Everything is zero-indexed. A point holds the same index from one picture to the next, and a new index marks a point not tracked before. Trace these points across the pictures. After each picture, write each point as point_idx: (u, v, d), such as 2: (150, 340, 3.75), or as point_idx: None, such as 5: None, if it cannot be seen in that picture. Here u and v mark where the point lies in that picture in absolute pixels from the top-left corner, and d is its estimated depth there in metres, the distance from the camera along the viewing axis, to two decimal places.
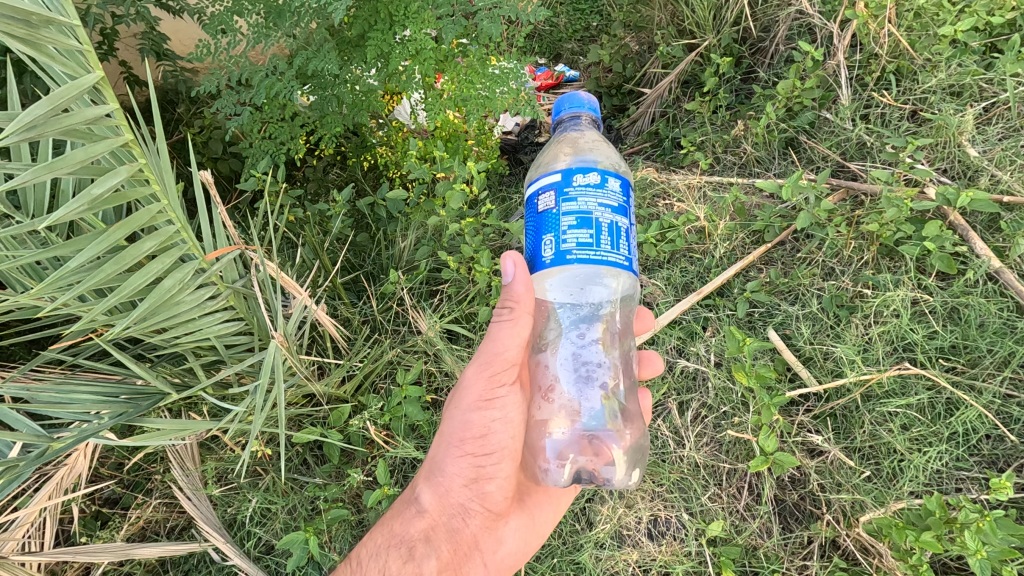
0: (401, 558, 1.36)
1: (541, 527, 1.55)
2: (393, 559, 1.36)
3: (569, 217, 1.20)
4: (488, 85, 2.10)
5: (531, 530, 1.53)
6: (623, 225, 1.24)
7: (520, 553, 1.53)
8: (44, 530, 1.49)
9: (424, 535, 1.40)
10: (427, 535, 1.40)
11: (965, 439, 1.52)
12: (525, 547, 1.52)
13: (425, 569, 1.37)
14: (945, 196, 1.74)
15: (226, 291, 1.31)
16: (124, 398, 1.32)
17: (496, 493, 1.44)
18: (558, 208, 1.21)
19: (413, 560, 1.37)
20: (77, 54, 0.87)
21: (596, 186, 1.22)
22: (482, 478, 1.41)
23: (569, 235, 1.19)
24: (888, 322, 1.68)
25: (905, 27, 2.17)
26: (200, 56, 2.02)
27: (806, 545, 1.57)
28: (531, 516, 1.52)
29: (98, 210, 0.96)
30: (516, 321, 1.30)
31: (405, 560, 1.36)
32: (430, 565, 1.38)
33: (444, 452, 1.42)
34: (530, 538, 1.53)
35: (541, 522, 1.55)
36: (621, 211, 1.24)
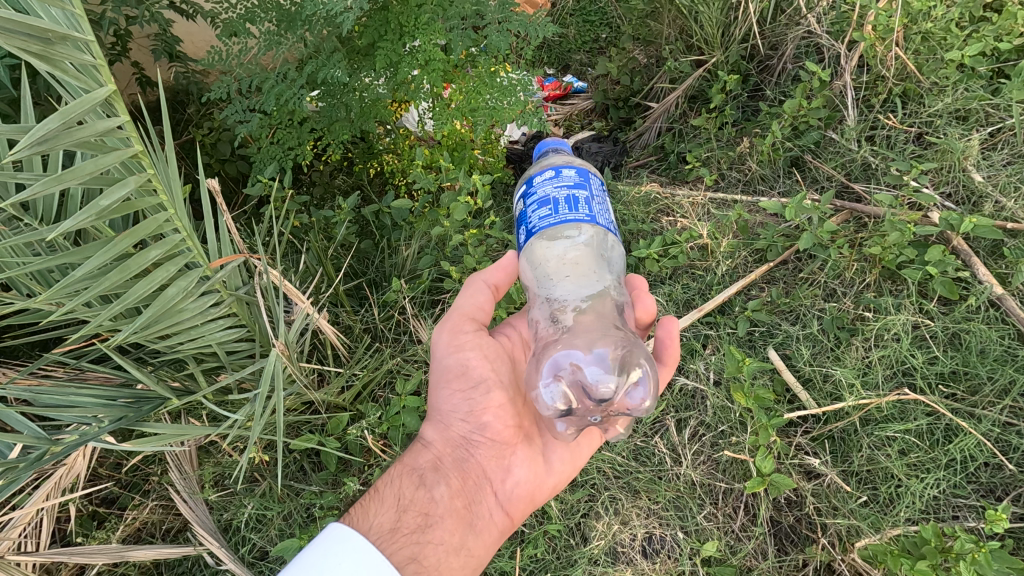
0: (413, 484, 1.38)
1: (554, 461, 1.46)
2: (404, 485, 1.38)
3: (532, 202, 1.36)
4: (496, 96, 2.10)
5: (543, 464, 1.44)
6: (583, 192, 1.33)
7: (536, 485, 1.44)
8: (41, 530, 1.50)
9: (432, 464, 1.40)
10: (435, 464, 1.40)
11: (963, 467, 1.51)
12: (537, 476, 1.44)
13: (434, 495, 1.36)
14: (948, 222, 1.74)
15: (230, 296, 1.31)
16: (123, 401, 1.33)
17: (495, 421, 1.41)
18: (526, 203, 1.37)
19: (424, 486, 1.37)
20: (92, 69, 0.89)
21: (552, 175, 1.34)
22: (478, 404, 1.40)
23: (534, 215, 1.34)
24: (888, 346, 1.67)
25: (913, 50, 2.19)
26: (211, 62, 2.05)
27: (801, 568, 1.55)
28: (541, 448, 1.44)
29: (106, 220, 0.97)
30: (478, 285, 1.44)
31: (415, 487, 1.37)
32: (440, 491, 1.37)
33: (439, 393, 1.45)
34: (543, 473, 1.44)
35: (556, 463, 1.46)
36: (579, 186, 1.33)
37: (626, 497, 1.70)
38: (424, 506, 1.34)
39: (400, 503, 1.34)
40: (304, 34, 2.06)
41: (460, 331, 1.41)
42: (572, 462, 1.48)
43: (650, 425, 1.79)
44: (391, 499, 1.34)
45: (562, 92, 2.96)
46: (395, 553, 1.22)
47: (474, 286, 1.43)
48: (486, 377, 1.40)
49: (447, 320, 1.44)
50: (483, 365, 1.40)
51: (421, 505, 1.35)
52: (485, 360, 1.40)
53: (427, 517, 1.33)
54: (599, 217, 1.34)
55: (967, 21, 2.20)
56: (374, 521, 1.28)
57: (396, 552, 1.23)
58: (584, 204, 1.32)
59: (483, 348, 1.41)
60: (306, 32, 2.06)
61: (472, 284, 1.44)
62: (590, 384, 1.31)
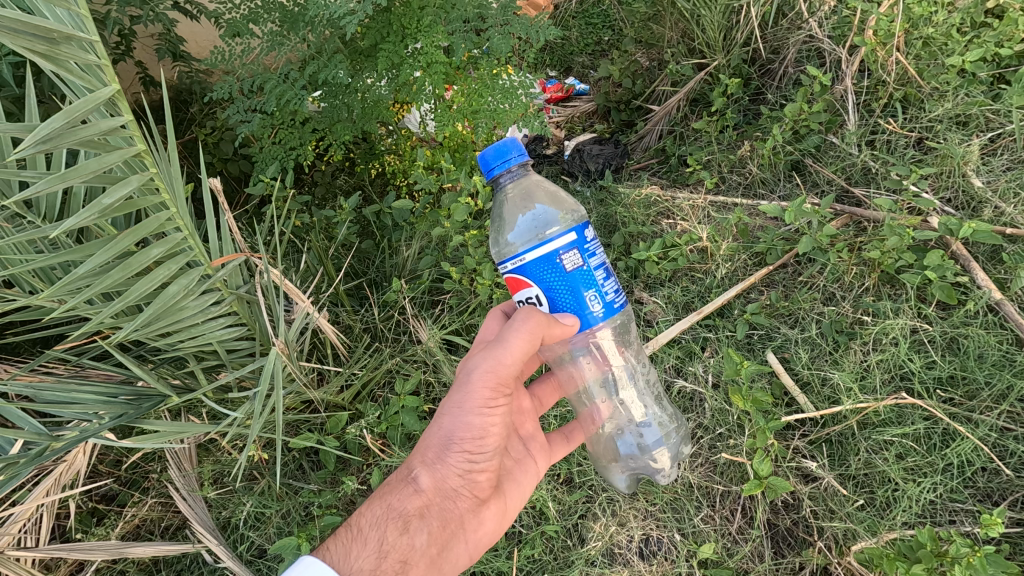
0: (397, 529, 1.29)
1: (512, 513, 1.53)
2: (388, 529, 1.29)
3: (600, 269, 1.30)
4: (498, 98, 2.11)
5: (506, 516, 1.50)
6: None
7: (495, 535, 1.49)
8: (41, 525, 1.51)
9: (418, 511, 1.33)
10: (422, 511, 1.34)
11: (961, 471, 1.51)
12: (499, 528, 1.49)
13: (415, 542, 1.30)
14: (947, 226, 1.74)
15: (231, 296, 1.32)
16: (124, 399, 1.33)
17: (483, 480, 1.40)
18: (589, 264, 1.28)
19: (407, 533, 1.30)
20: (96, 69, 0.90)
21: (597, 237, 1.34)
22: (479, 464, 1.37)
23: (607, 285, 1.32)
24: (886, 350, 1.68)
25: (914, 55, 2.20)
26: (214, 62, 2.06)
27: (798, 571, 1.55)
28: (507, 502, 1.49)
29: (108, 218, 0.98)
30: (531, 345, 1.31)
31: (399, 533, 1.29)
32: (421, 539, 1.31)
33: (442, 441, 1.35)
34: (500, 525, 1.50)
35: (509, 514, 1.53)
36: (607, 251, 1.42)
37: (624, 498, 1.71)
38: (405, 553, 1.27)
39: (382, 547, 1.26)
40: (307, 35, 2.07)
41: (499, 395, 1.34)
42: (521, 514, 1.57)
43: None
44: (373, 541, 1.26)
45: (563, 94, 2.97)
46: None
47: (532, 340, 1.29)
48: (497, 441, 1.38)
49: (489, 372, 1.31)
50: (498, 432, 1.38)
51: (402, 551, 1.27)
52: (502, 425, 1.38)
53: (406, 563, 1.26)
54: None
55: (969, 27, 2.20)
56: (356, 566, 1.20)
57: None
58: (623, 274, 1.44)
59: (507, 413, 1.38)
60: (309, 33, 2.07)
61: (529, 338, 1.28)
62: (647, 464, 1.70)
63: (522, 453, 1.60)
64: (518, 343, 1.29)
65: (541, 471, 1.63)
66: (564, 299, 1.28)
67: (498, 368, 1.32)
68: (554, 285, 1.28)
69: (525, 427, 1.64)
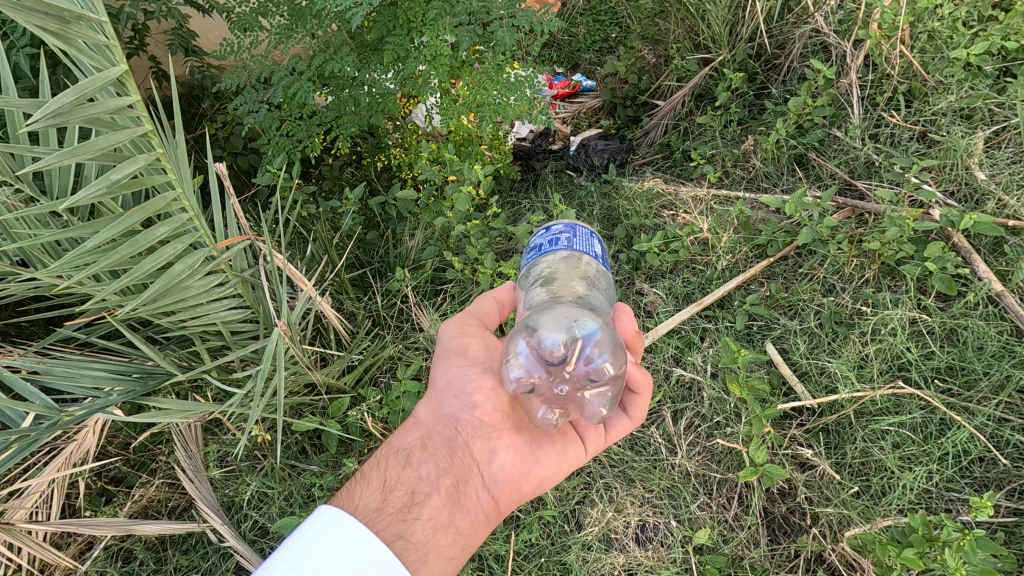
0: (400, 464, 1.38)
1: (544, 448, 1.42)
2: (391, 467, 1.39)
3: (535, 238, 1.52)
4: (502, 91, 2.14)
5: (530, 451, 1.40)
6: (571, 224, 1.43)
7: (522, 471, 1.40)
8: (52, 502, 1.57)
9: (419, 444, 1.41)
10: (423, 443, 1.41)
11: (957, 461, 1.52)
12: (524, 463, 1.39)
13: (422, 474, 1.37)
14: (949, 218, 1.74)
15: (236, 278, 1.35)
16: (135, 376, 1.38)
17: (485, 402, 1.41)
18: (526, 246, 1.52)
19: (411, 466, 1.38)
20: (105, 48, 0.92)
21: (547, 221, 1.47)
22: (471, 382, 1.42)
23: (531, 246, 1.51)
24: (884, 340, 1.68)
25: (919, 49, 2.19)
26: (224, 55, 2.11)
27: (793, 558, 1.56)
28: (528, 434, 1.41)
29: (116, 195, 1.01)
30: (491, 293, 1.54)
31: (402, 468, 1.38)
32: (427, 470, 1.38)
33: (437, 372, 1.48)
34: (530, 461, 1.40)
35: (543, 454, 1.41)
36: (566, 227, 1.42)
37: (621, 485, 1.72)
38: (411, 485, 1.35)
39: (388, 483, 1.35)
40: (314, 28, 2.11)
41: (469, 324, 1.48)
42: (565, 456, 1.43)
43: (646, 416, 1.81)
44: (377, 480, 1.36)
45: (570, 90, 2.99)
46: (383, 531, 1.23)
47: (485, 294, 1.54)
48: (483, 359, 1.44)
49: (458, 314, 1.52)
50: (481, 349, 1.45)
51: (408, 483, 1.36)
52: (486, 348, 1.46)
53: (414, 494, 1.34)
54: (580, 249, 1.41)
55: (976, 21, 2.19)
56: (359, 502, 1.29)
57: (384, 530, 1.24)
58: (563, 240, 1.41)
59: (488, 339, 1.47)
60: (316, 26, 2.11)
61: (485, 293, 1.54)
62: (546, 347, 1.23)
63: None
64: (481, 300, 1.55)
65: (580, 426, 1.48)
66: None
67: (464, 309, 1.52)
68: None
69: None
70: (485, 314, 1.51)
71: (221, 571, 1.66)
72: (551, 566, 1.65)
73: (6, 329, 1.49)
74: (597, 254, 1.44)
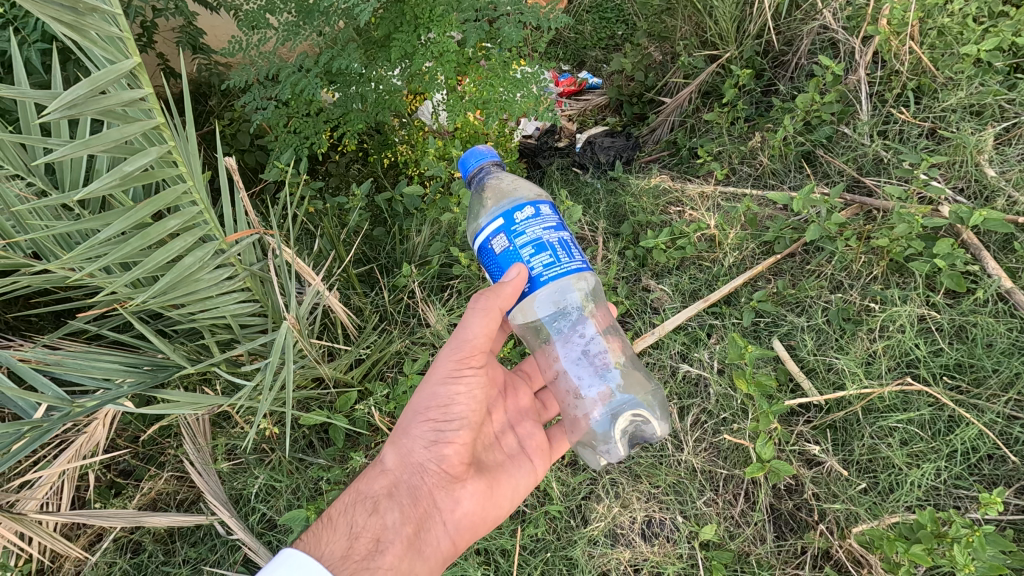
0: (366, 510, 1.36)
1: (500, 497, 1.51)
2: (358, 512, 1.35)
3: (528, 248, 1.27)
4: (509, 88, 2.14)
5: (491, 499, 1.49)
6: (568, 237, 1.32)
7: (481, 519, 1.48)
8: (62, 493, 1.60)
9: (386, 491, 1.39)
10: (390, 491, 1.39)
11: (965, 458, 1.51)
12: (484, 511, 1.48)
13: (387, 521, 1.35)
14: (958, 214, 1.73)
15: (247, 271, 1.36)
16: (146, 368, 1.38)
17: (454, 454, 1.42)
18: (514, 245, 1.28)
19: (377, 514, 1.35)
20: (117, 40, 0.93)
21: (535, 216, 1.29)
22: (446, 435, 1.42)
23: (534, 261, 1.26)
24: (892, 337, 1.68)
25: (928, 45, 2.17)
26: (232, 52, 2.12)
27: (799, 555, 1.55)
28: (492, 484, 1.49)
29: (127, 187, 1.02)
30: (488, 316, 1.35)
31: (367, 514, 1.35)
32: (393, 518, 1.36)
33: (410, 415, 1.44)
34: (489, 506, 1.48)
35: (501, 499, 1.51)
36: (562, 227, 1.33)
37: (627, 480, 1.72)
38: (377, 532, 1.32)
39: (354, 530, 1.31)
40: (321, 25, 2.11)
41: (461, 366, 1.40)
42: (515, 503, 1.54)
43: None
44: (344, 527, 1.31)
45: (576, 88, 2.99)
46: None
47: (488, 316, 1.36)
48: (462, 415, 1.43)
49: (454, 350, 1.41)
50: (462, 403, 1.42)
51: (374, 531, 1.32)
52: (468, 399, 1.43)
53: (379, 543, 1.31)
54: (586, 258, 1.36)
55: (986, 17, 2.17)
56: (326, 549, 1.25)
57: None
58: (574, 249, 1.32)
59: (473, 391, 1.44)
60: (322, 23, 2.11)
61: (487, 313, 1.34)
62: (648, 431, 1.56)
63: (516, 449, 1.60)
64: (477, 318, 1.36)
65: (536, 469, 1.60)
66: (497, 274, 1.33)
67: (462, 345, 1.40)
68: (491, 267, 1.34)
69: (521, 425, 1.66)
70: (480, 354, 1.42)
71: (228, 563, 1.67)
72: (556, 562, 1.65)
73: (19, 321, 1.52)
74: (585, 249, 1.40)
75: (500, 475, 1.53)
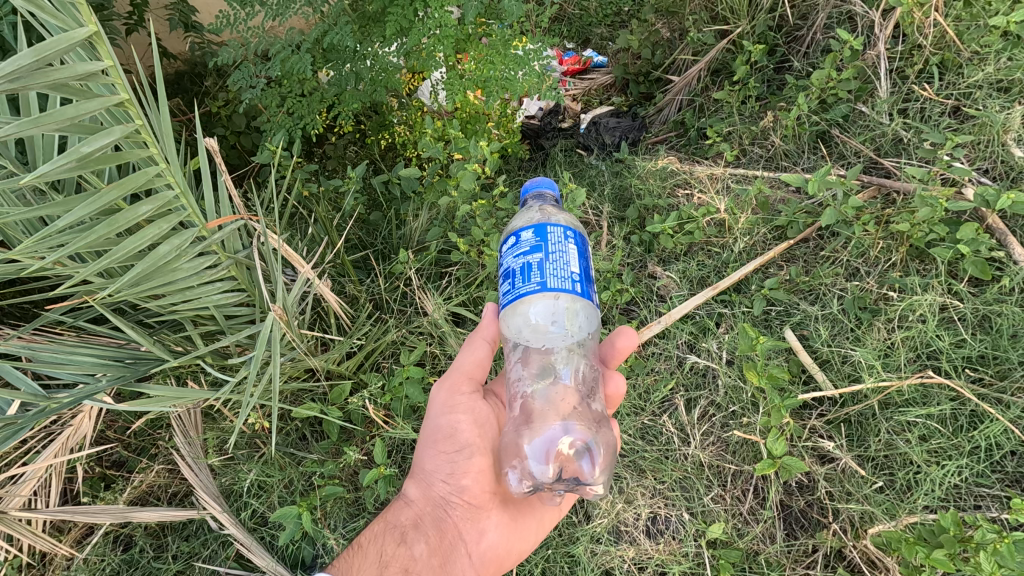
0: (394, 541, 1.31)
1: (527, 527, 1.39)
2: (386, 542, 1.32)
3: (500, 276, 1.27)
4: (511, 66, 2.04)
5: (518, 529, 1.37)
6: (536, 257, 1.19)
7: (513, 548, 1.38)
8: (50, 489, 1.56)
9: (412, 522, 1.34)
10: (415, 522, 1.34)
11: (988, 455, 1.43)
12: (513, 542, 1.37)
13: (413, 552, 1.30)
14: (984, 197, 1.63)
15: (233, 259, 1.29)
16: (126, 362, 1.32)
17: (473, 485, 1.32)
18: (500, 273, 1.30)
19: (404, 545, 1.31)
20: (70, 6, 0.84)
21: (512, 243, 1.24)
22: (459, 466, 1.32)
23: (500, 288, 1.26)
24: (913, 327, 1.59)
25: (954, 17, 2.05)
26: (219, 27, 2.02)
27: (811, 554, 1.49)
28: (520, 515, 1.38)
29: (90, 170, 0.94)
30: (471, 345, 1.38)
31: (395, 545, 1.31)
32: (419, 550, 1.30)
33: (424, 448, 1.38)
34: (514, 537, 1.37)
35: (529, 529, 1.39)
36: (536, 249, 1.19)
37: (631, 475, 1.66)
38: (404, 563, 1.28)
39: (382, 559, 1.28)
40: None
41: (457, 395, 1.34)
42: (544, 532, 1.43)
43: (658, 405, 1.75)
44: (373, 555, 1.30)
45: (581, 66, 2.89)
46: None
47: (474, 342, 1.37)
48: (471, 442, 1.32)
49: (447, 378, 1.38)
50: (470, 430, 1.32)
51: (401, 563, 1.28)
52: (474, 427, 1.32)
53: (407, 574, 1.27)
54: (553, 279, 1.17)
55: None
56: None
57: None
58: (535, 270, 1.17)
59: (476, 414, 1.34)
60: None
61: (473, 343, 1.38)
62: (559, 469, 1.24)
63: None
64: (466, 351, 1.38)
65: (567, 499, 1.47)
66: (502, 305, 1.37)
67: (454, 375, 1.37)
68: None
69: None
70: (476, 381, 1.37)
71: (221, 558, 1.64)
72: (558, 559, 1.60)
73: (3, 310, 1.46)
74: (578, 271, 1.20)
75: (528, 505, 1.40)
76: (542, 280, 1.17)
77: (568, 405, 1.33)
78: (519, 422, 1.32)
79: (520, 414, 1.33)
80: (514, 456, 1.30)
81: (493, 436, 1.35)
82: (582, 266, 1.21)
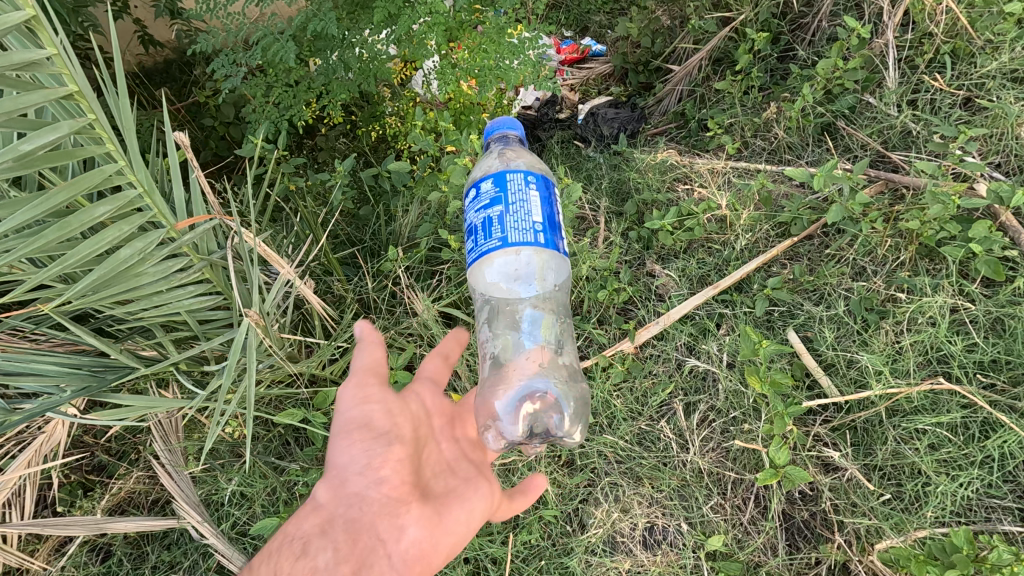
0: (294, 556, 1.14)
1: (453, 526, 1.28)
2: (283, 559, 1.13)
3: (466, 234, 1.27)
4: (506, 55, 1.94)
5: (441, 526, 1.26)
6: (497, 211, 1.19)
7: (438, 553, 1.25)
8: (22, 500, 1.50)
9: (318, 529, 1.19)
10: (322, 528, 1.19)
11: (1001, 465, 1.36)
12: (434, 545, 1.24)
13: (318, 563, 1.13)
14: (998, 194, 1.56)
15: (204, 263, 1.20)
16: (92, 371, 1.24)
17: (393, 474, 1.25)
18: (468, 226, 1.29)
19: (307, 556, 1.14)
20: None
21: (475, 199, 1.24)
22: (377, 455, 1.25)
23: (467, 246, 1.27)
24: (923, 331, 1.52)
25: (966, 4, 1.96)
26: (199, 13, 1.93)
27: (813, 566, 1.43)
28: (443, 507, 1.28)
29: (36, 169, 0.86)
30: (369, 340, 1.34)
31: (296, 559, 1.13)
32: (326, 558, 1.14)
33: (334, 447, 1.28)
34: (438, 536, 1.25)
35: (453, 521, 1.28)
36: (496, 200, 1.19)
37: (628, 483, 1.60)
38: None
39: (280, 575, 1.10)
40: None
41: (367, 385, 1.29)
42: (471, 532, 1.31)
43: (656, 409, 1.69)
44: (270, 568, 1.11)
45: (579, 55, 2.79)
46: None
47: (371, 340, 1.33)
48: (389, 429, 1.28)
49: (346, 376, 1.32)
50: (383, 415, 1.29)
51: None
52: (389, 414, 1.29)
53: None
54: (513, 231, 1.17)
55: None
56: None
57: None
58: (495, 226, 1.18)
59: (388, 403, 1.31)
60: None
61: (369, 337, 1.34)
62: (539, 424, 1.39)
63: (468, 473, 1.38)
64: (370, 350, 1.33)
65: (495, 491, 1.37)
66: None
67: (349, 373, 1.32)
68: None
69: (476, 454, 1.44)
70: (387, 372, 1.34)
71: (202, 569, 1.58)
72: (552, 570, 1.54)
73: None
74: (540, 221, 1.20)
75: (452, 497, 1.31)
76: (502, 234, 1.17)
77: (541, 365, 1.44)
78: (489, 387, 1.45)
79: (489, 383, 1.46)
80: (487, 416, 1.44)
81: (406, 424, 1.32)
82: (545, 214, 1.21)
